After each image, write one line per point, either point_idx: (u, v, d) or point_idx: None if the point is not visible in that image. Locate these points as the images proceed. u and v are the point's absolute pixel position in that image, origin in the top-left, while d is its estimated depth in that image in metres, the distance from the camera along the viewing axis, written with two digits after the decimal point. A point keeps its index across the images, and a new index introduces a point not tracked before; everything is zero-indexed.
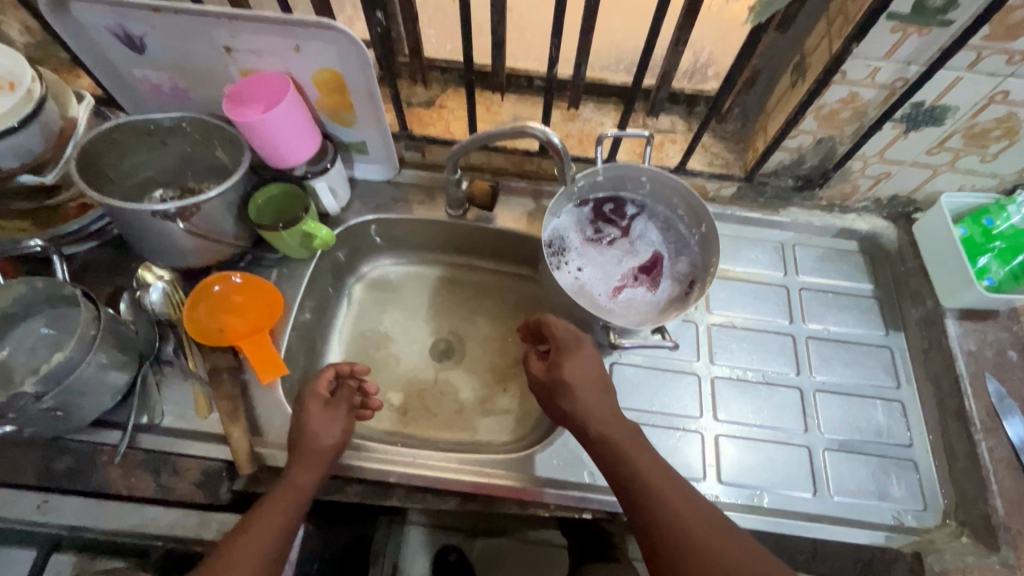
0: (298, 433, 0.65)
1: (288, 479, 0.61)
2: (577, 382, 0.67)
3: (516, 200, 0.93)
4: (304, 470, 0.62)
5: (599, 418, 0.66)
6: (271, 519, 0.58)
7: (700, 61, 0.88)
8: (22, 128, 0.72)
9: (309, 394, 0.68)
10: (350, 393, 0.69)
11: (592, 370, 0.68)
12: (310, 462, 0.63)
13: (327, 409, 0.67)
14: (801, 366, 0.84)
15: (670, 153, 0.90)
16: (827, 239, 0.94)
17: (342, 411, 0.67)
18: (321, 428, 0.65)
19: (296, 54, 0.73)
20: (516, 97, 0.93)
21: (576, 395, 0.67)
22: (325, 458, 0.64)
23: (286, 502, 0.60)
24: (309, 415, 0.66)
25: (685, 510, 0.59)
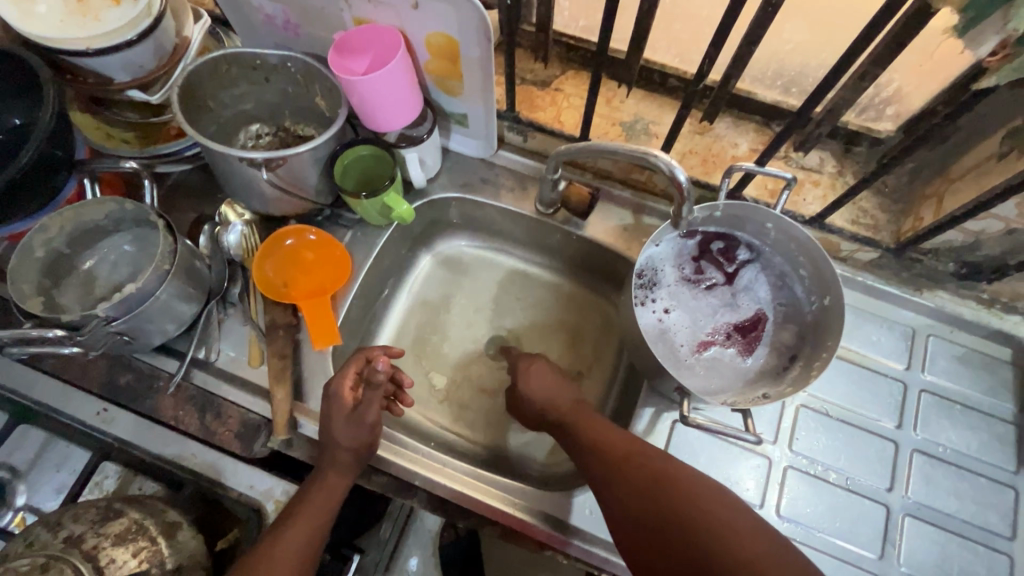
0: (327, 438, 0.66)
1: (322, 484, 0.64)
2: (544, 391, 0.73)
3: (615, 210, 0.83)
4: (337, 474, 0.65)
5: (586, 424, 0.68)
6: (306, 530, 0.60)
7: (881, 95, 0.71)
8: (138, 44, 0.71)
9: (337, 397, 0.66)
10: (374, 398, 0.67)
11: (556, 380, 0.74)
12: (342, 468, 0.65)
13: (355, 416, 0.66)
14: (896, 479, 0.72)
15: (808, 199, 0.76)
16: (973, 338, 0.77)
17: (369, 419, 0.66)
18: (351, 438, 0.65)
19: (413, 12, 0.66)
20: (642, 93, 0.82)
21: (548, 398, 0.72)
22: (355, 465, 0.66)
23: (322, 508, 0.62)
24: (337, 424, 0.65)
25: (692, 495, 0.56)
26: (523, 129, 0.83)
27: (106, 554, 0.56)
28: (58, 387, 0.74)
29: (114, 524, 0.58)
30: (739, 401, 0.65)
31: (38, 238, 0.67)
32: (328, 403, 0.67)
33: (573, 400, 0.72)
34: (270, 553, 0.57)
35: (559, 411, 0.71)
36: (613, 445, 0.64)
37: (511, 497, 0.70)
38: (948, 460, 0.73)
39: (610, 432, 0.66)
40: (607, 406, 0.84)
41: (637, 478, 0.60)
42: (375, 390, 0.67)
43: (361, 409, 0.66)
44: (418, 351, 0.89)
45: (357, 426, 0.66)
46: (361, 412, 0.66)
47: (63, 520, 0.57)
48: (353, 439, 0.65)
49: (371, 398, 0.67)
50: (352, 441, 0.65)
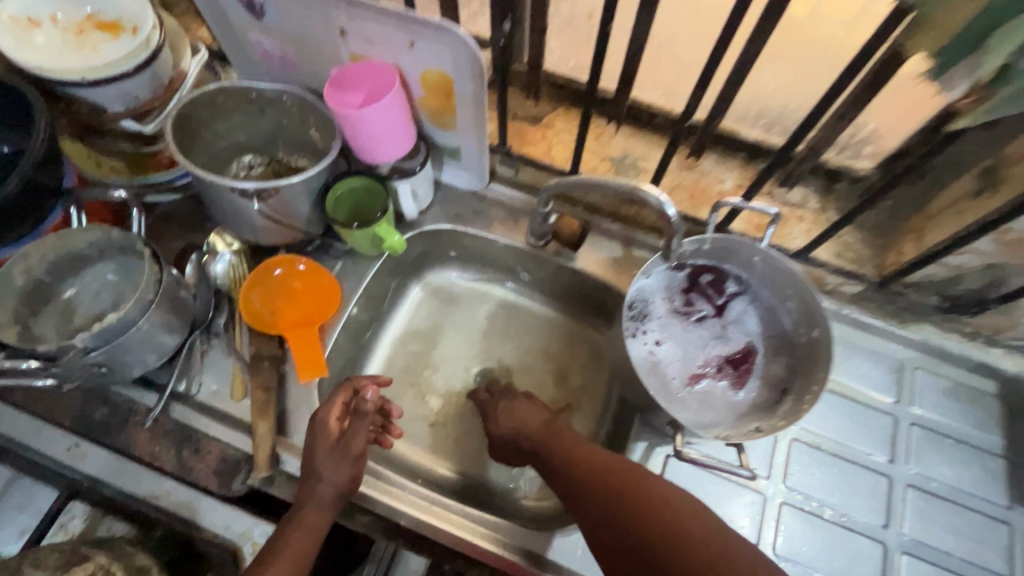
0: (309, 472, 0.62)
1: (300, 523, 0.60)
2: (518, 422, 0.72)
3: (604, 243, 0.84)
4: (317, 511, 0.61)
5: (564, 443, 0.67)
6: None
7: (859, 135, 0.74)
8: (134, 75, 0.72)
9: (322, 426, 0.64)
10: (362, 428, 0.66)
11: (528, 406, 0.73)
12: (322, 505, 0.61)
13: (339, 446, 0.64)
14: (891, 515, 0.71)
15: (794, 233, 0.78)
16: (958, 370, 0.78)
17: (353, 451, 0.64)
18: (333, 470, 0.62)
19: (409, 50, 0.68)
20: (630, 130, 0.84)
21: (520, 421, 0.72)
22: (335, 502, 0.62)
23: (299, 551, 0.58)
24: (320, 455, 0.63)
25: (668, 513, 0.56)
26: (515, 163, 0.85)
27: None
28: (27, 421, 0.70)
29: (79, 569, 0.54)
30: (732, 435, 0.64)
31: (18, 266, 0.65)
32: (312, 434, 0.65)
33: (548, 421, 0.71)
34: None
35: (534, 437, 0.70)
36: (588, 459, 0.64)
37: (500, 536, 0.67)
38: (941, 494, 0.72)
39: (589, 456, 0.64)
40: (599, 439, 0.83)
41: (609, 493, 0.60)
42: (362, 420, 0.66)
43: (347, 439, 0.64)
44: (406, 383, 0.88)
45: (340, 461, 0.63)
46: (346, 442, 0.64)
47: (23, 565, 0.54)
48: (334, 476, 0.62)
49: (359, 428, 0.65)
50: (334, 475, 0.62)
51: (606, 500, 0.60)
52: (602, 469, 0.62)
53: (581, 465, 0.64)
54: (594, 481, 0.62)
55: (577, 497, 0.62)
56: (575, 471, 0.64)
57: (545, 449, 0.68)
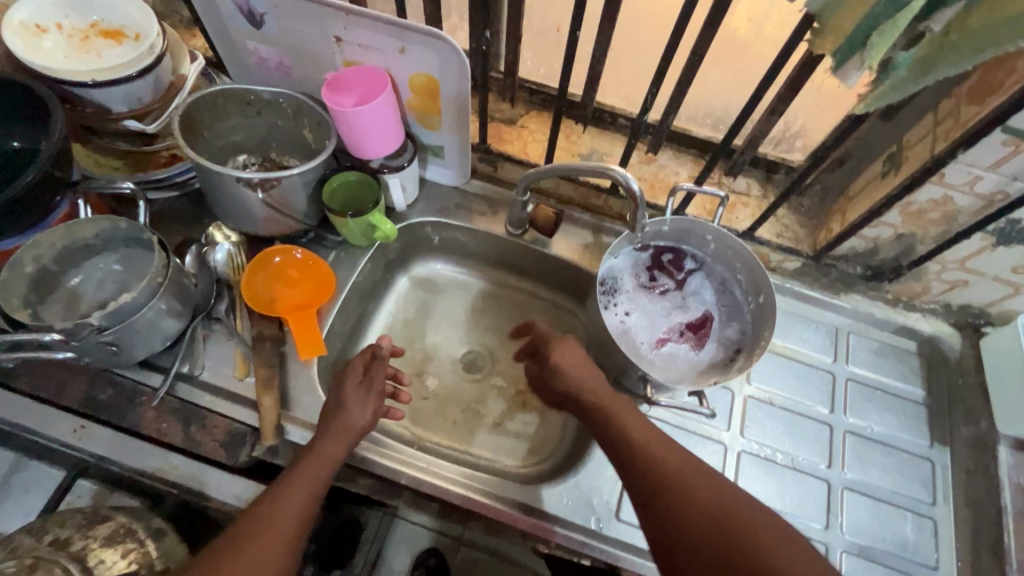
0: (334, 408, 0.68)
1: (320, 451, 0.63)
2: (578, 375, 0.71)
3: (576, 231, 0.93)
4: (336, 443, 0.65)
5: (641, 438, 0.65)
6: (301, 494, 0.60)
7: (790, 130, 0.86)
8: (139, 78, 0.77)
9: (348, 368, 0.71)
10: (381, 370, 0.71)
11: (586, 360, 0.73)
12: (341, 437, 0.65)
13: (361, 387, 0.70)
14: (834, 458, 0.81)
15: (740, 217, 0.89)
16: (884, 333, 0.90)
17: (374, 391, 0.70)
18: (354, 406, 0.67)
19: (399, 56, 0.76)
20: (596, 130, 0.94)
21: (583, 380, 0.70)
22: (354, 436, 0.66)
23: (316, 475, 0.62)
24: (346, 392, 0.68)
25: (765, 540, 0.56)
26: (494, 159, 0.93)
27: (96, 555, 0.55)
28: (31, 405, 0.73)
29: (101, 527, 0.58)
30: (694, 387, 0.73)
31: (29, 254, 0.69)
32: (336, 380, 0.71)
33: (614, 395, 0.69)
34: (266, 514, 0.57)
35: (599, 401, 0.68)
36: (678, 470, 0.61)
37: (494, 490, 0.73)
38: (875, 439, 0.83)
39: (649, 439, 0.65)
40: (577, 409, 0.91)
41: (703, 508, 0.58)
42: (382, 363, 0.72)
43: (369, 382, 0.70)
44: (396, 365, 0.94)
45: (363, 403, 0.69)
46: (370, 382, 0.70)
47: (47, 524, 0.57)
48: (356, 414, 0.67)
49: (377, 370, 0.71)
50: (358, 410, 0.68)
51: (695, 515, 0.58)
52: (691, 484, 0.60)
53: (666, 470, 0.61)
54: (687, 493, 0.60)
55: (661, 501, 0.60)
56: (661, 475, 0.61)
57: (616, 429, 0.66)
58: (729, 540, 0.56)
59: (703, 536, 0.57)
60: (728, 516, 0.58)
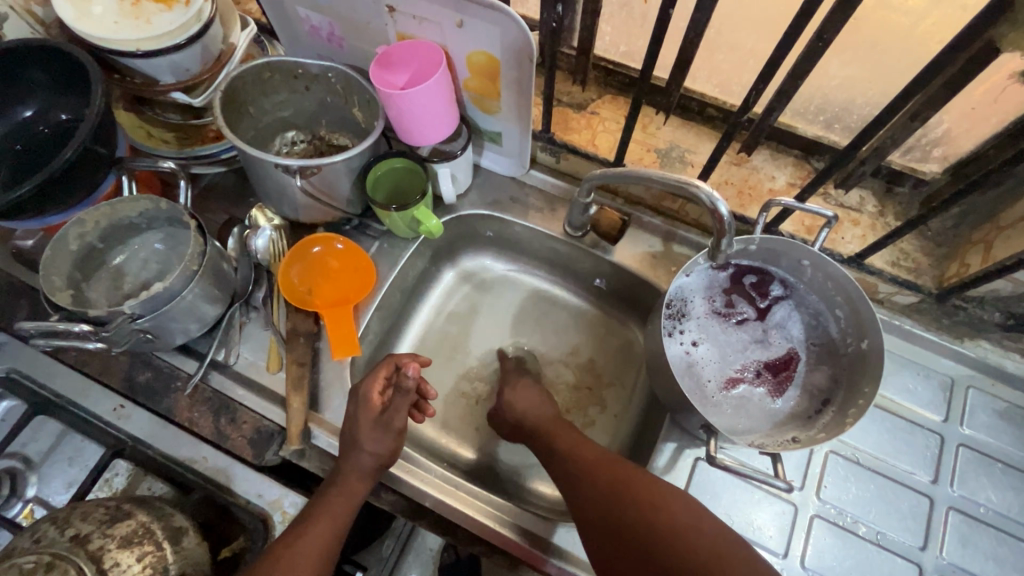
0: (351, 440, 0.66)
1: (341, 486, 0.64)
2: (528, 405, 0.73)
3: (644, 237, 0.82)
4: (358, 479, 0.65)
5: (562, 437, 0.68)
6: (324, 531, 0.61)
7: (929, 136, 0.69)
8: (185, 47, 0.72)
9: (365, 399, 0.68)
10: (403, 404, 0.68)
11: (541, 397, 0.74)
12: (362, 472, 0.65)
13: (381, 419, 0.67)
14: (930, 537, 0.68)
15: (847, 238, 0.74)
16: (1015, 392, 0.74)
17: (394, 427, 0.67)
18: (375, 442, 0.66)
19: (457, 30, 0.67)
20: (679, 121, 0.81)
21: (528, 407, 0.73)
22: (376, 471, 0.66)
23: (340, 511, 0.63)
24: (362, 428, 0.66)
25: (660, 502, 0.57)
26: (557, 150, 0.83)
27: (111, 557, 0.55)
28: (77, 379, 0.74)
29: (121, 525, 0.57)
30: (768, 444, 0.62)
31: (73, 232, 0.68)
32: (356, 405, 0.68)
33: (552, 415, 0.72)
34: (285, 554, 0.58)
35: (539, 427, 0.71)
36: (582, 454, 0.65)
37: (523, 526, 0.68)
38: (987, 521, 0.69)
39: (583, 443, 0.66)
40: (624, 435, 0.82)
41: (604, 489, 0.61)
42: (403, 396, 0.69)
43: (388, 414, 0.68)
44: (435, 366, 0.88)
45: (380, 433, 0.67)
46: (388, 419, 0.67)
47: (71, 517, 0.57)
48: (373, 448, 0.66)
49: (399, 404, 0.68)
50: (375, 446, 0.66)
51: (602, 494, 0.60)
52: (592, 463, 0.63)
53: (577, 458, 0.65)
54: (591, 471, 0.62)
55: (575, 487, 0.63)
56: (570, 464, 0.65)
57: (546, 443, 0.69)
58: (630, 506, 0.58)
59: (607, 514, 0.59)
60: (625, 483, 0.60)
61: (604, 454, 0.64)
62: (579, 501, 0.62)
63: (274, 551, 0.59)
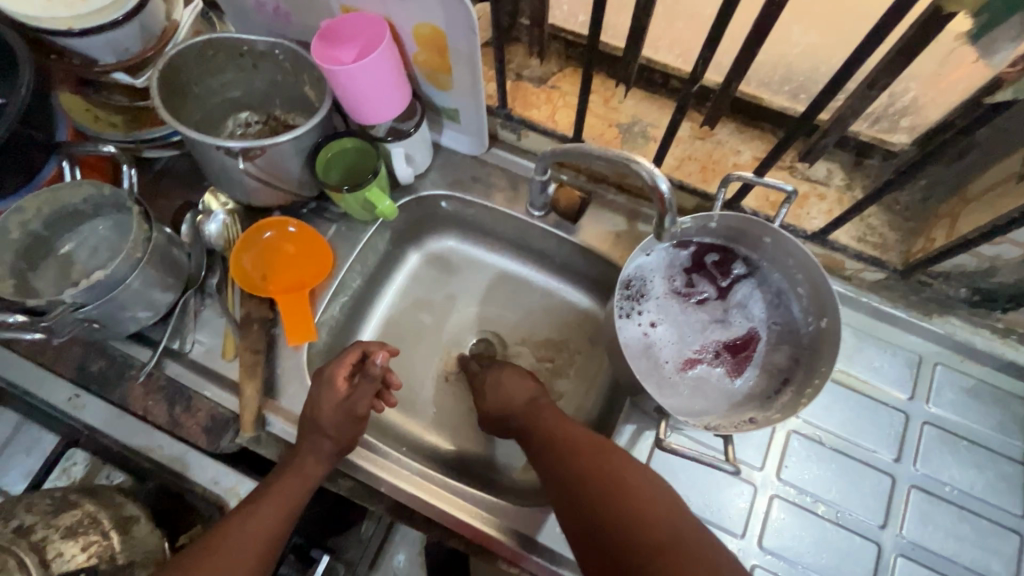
0: (311, 423, 0.65)
1: (299, 469, 0.63)
2: (505, 395, 0.72)
3: (608, 215, 0.80)
4: (316, 462, 0.64)
5: (542, 422, 0.67)
6: (274, 512, 0.60)
7: (896, 105, 0.66)
8: (122, 25, 0.69)
9: (330, 382, 0.66)
10: (369, 391, 0.68)
11: (517, 380, 0.73)
12: (320, 456, 0.64)
13: (345, 405, 0.66)
14: (890, 516, 0.68)
15: (812, 213, 0.72)
16: (983, 368, 0.72)
17: (357, 412, 0.66)
18: (336, 427, 0.65)
19: (399, 1, 0.64)
20: (643, 93, 0.78)
21: (506, 394, 0.72)
22: (334, 455, 0.65)
23: (293, 492, 0.62)
24: (324, 411, 0.65)
25: (625, 481, 0.56)
26: (516, 127, 0.80)
27: (55, 547, 0.56)
28: (30, 370, 0.73)
29: (67, 516, 0.57)
30: (722, 425, 0.61)
31: (13, 221, 0.66)
32: (320, 388, 0.67)
33: (533, 399, 0.71)
34: (233, 535, 0.57)
35: (518, 414, 0.70)
36: (561, 436, 0.64)
37: (482, 511, 0.68)
38: (951, 500, 0.68)
39: (564, 425, 0.66)
40: (588, 417, 0.82)
41: (578, 469, 0.59)
42: (370, 383, 0.68)
43: (352, 400, 0.67)
44: (400, 350, 0.87)
45: (342, 417, 0.65)
46: (352, 406, 0.66)
47: (16, 508, 0.57)
48: (333, 430, 0.65)
49: (366, 390, 0.68)
50: (336, 431, 0.65)
51: (575, 474, 0.59)
52: (569, 444, 0.63)
53: (555, 441, 0.64)
54: (567, 453, 0.62)
55: (549, 467, 0.62)
56: (548, 445, 0.64)
57: (527, 427, 0.68)
58: (600, 485, 0.57)
59: (580, 497, 0.57)
60: (597, 463, 0.59)
61: (581, 436, 0.63)
62: (552, 479, 0.61)
63: (218, 530, 0.58)
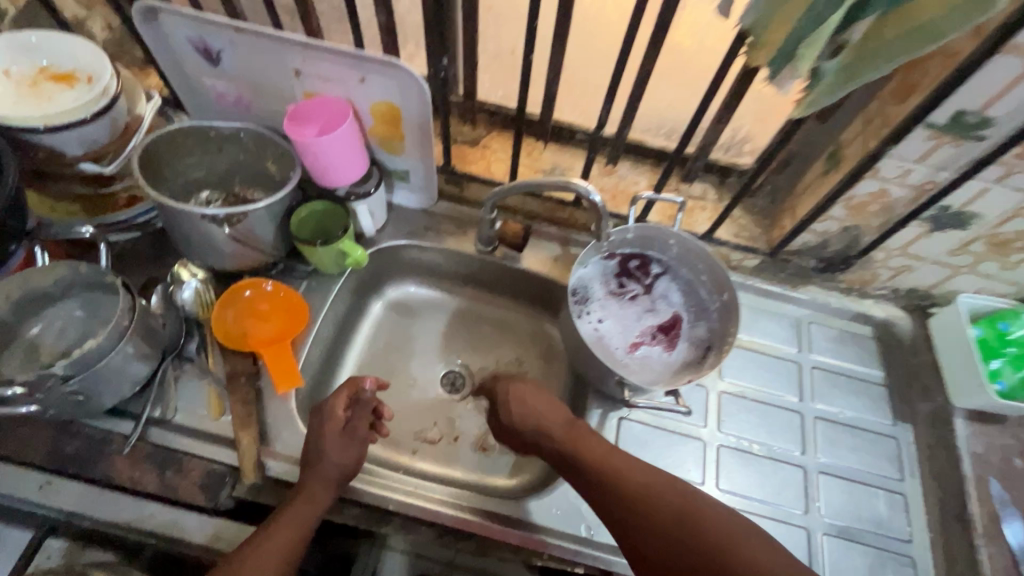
0: (315, 454, 0.69)
1: (306, 497, 0.66)
2: (540, 413, 0.74)
3: (545, 244, 0.95)
4: (323, 489, 0.67)
5: (595, 462, 0.68)
6: (286, 538, 0.63)
7: (737, 136, 0.91)
8: (94, 120, 0.76)
9: (330, 414, 0.71)
10: (364, 415, 0.73)
11: (540, 398, 0.75)
12: (327, 483, 0.67)
13: (346, 432, 0.71)
14: (806, 444, 0.85)
15: (698, 221, 0.93)
16: (842, 321, 0.95)
17: (358, 438, 0.71)
18: (340, 454, 0.69)
19: (359, 85, 0.78)
20: (557, 146, 0.97)
21: (533, 407, 0.75)
22: (341, 481, 0.68)
23: (302, 519, 0.65)
24: (327, 439, 0.69)
25: (715, 537, 0.59)
26: (459, 179, 0.97)
27: None
28: None
29: None
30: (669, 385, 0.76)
31: None
32: (320, 419, 0.71)
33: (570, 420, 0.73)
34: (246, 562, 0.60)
35: (560, 440, 0.71)
36: (632, 490, 0.65)
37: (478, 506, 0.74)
38: (845, 423, 0.87)
39: (625, 471, 0.67)
40: None
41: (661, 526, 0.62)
42: (364, 409, 0.74)
43: (352, 427, 0.71)
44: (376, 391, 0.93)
45: (346, 446, 0.70)
46: (351, 430, 0.71)
47: None
48: (337, 458, 0.68)
49: (361, 414, 0.73)
50: (340, 456, 0.69)
51: (658, 532, 0.61)
52: (637, 492, 0.65)
53: (620, 489, 0.65)
54: (643, 505, 0.63)
55: (627, 521, 0.64)
56: (604, 485, 0.66)
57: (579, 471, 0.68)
58: (685, 543, 0.60)
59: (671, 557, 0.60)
60: (671, 521, 0.61)
61: (651, 480, 0.65)
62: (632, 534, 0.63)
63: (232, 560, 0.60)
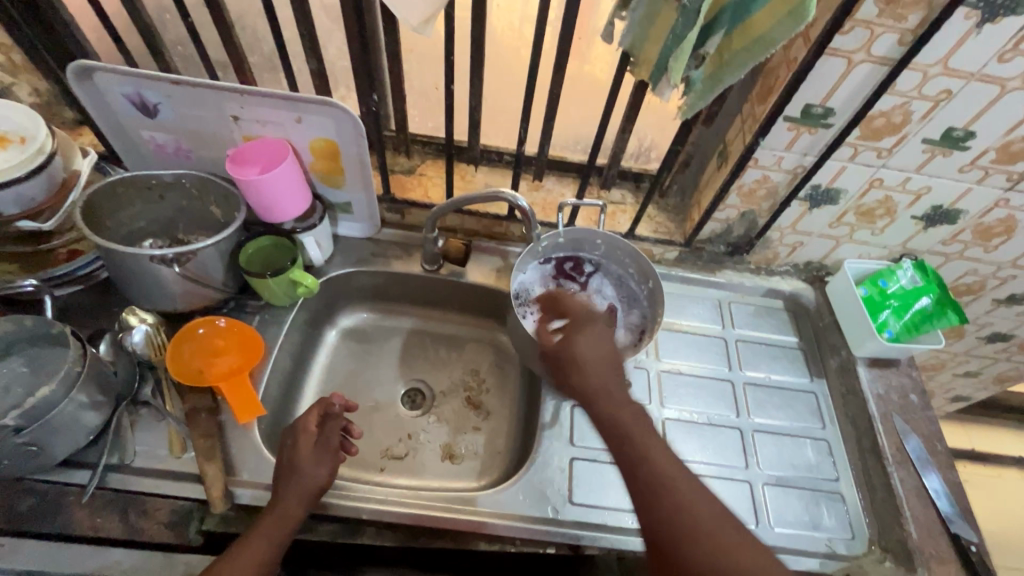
0: (289, 469, 0.71)
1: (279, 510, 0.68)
2: (604, 388, 0.69)
3: (486, 258, 1.03)
4: (297, 502, 0.69)
5: (655, 477, 0.61)
6: (258, 549, 0.64)
7: (644, 146, 1.04)
8: (29, 178, 0.78)
9: (302, 428, 0.74)
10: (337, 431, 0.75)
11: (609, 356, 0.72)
12: (300, 495, 0.69)
13: (319, 445, 0.73)
14: (740, 408, 0.94)
15: (621, 222, 1.04)
16: (757, 297, 1.07)
17: (331, 451, 0.74)
18: (313, 464, 0.71)
19: (297, 125, 0.84)
20: (487, 168, 1.07)
21: (597, 376, 0.70)
22: (313, 493, 0.70)
23: (276, 530, 0.66)
24: (302, 453, 0.72)
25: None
26: (400, 207, 1.03)
27: None
28: None
29: None
30: None
31: None
32: (293, 436, 0.74)
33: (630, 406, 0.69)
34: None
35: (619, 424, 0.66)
36: (683, 516, 0.58)
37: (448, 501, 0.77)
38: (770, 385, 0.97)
39: (678, 487, 0.60)
40: (518, 418, 0.97)
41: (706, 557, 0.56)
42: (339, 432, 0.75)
43: (324, 442, 0.74)
44: None
45: (319, 460, 0.72)
46: (324, 442, 0.74)
47: None
48: (310, 470, 0.71)
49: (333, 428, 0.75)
50: (313, 468, 0.71)
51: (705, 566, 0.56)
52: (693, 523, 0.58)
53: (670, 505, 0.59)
54: (688, 532, 0.57)
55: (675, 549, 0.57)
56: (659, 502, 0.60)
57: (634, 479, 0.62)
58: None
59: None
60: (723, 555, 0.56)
61: (708, 510, 0.59)
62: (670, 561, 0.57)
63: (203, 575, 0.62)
